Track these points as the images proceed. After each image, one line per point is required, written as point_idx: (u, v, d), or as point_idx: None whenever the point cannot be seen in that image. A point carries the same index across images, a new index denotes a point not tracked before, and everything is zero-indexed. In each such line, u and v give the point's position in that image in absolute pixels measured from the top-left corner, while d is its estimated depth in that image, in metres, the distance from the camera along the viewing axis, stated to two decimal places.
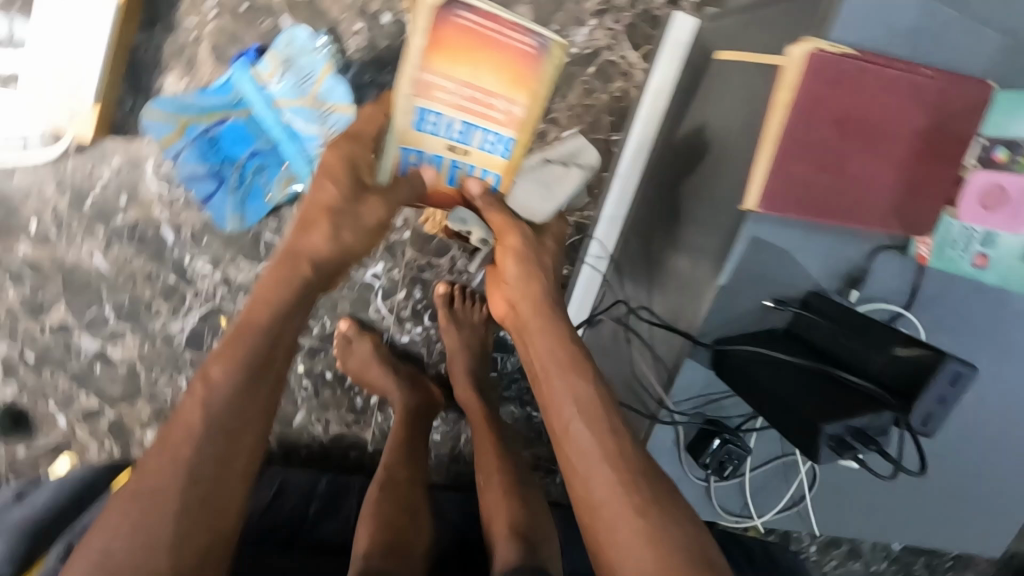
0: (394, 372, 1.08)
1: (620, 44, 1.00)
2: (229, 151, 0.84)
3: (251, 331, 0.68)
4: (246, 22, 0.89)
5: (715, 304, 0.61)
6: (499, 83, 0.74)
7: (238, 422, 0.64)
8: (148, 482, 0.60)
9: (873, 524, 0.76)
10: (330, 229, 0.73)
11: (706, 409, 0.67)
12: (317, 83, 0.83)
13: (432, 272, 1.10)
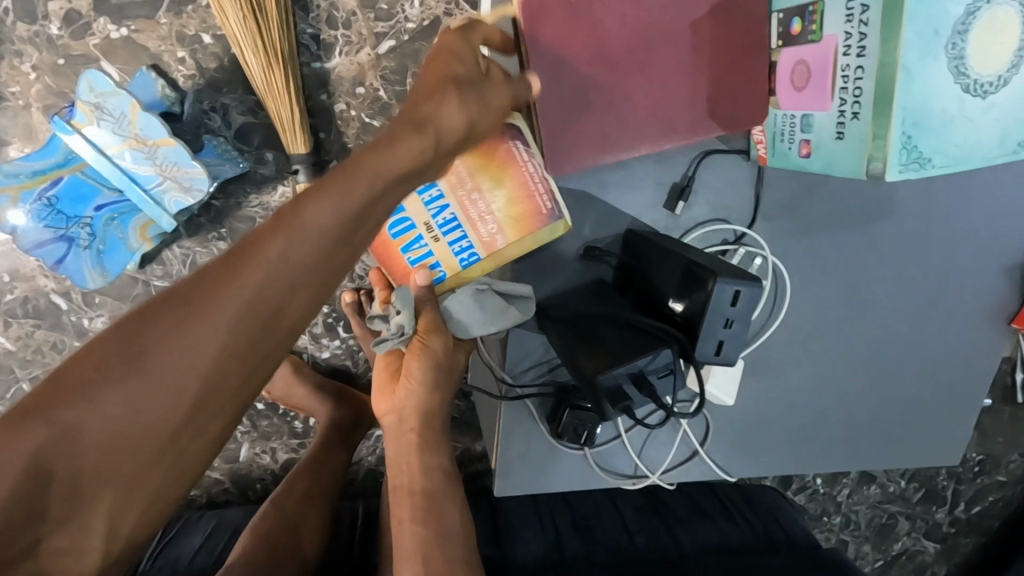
0: (320, 390, 1.06)
1: (458, 7, 0.95)
2: (72, 210, 0.83)
3: (368, 177, 0.46)
4: (69, 76, 0.88)
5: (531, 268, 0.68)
6: (503, 212, 0.61)
7: (244, 361, 0.44)
8: (101, 363, 0.42)
9: (782, 457, 0.75)
10: (457, 99, 0.51)
11: (552, 376, 0.68)
12: (134, 123, 0.81)
13: None
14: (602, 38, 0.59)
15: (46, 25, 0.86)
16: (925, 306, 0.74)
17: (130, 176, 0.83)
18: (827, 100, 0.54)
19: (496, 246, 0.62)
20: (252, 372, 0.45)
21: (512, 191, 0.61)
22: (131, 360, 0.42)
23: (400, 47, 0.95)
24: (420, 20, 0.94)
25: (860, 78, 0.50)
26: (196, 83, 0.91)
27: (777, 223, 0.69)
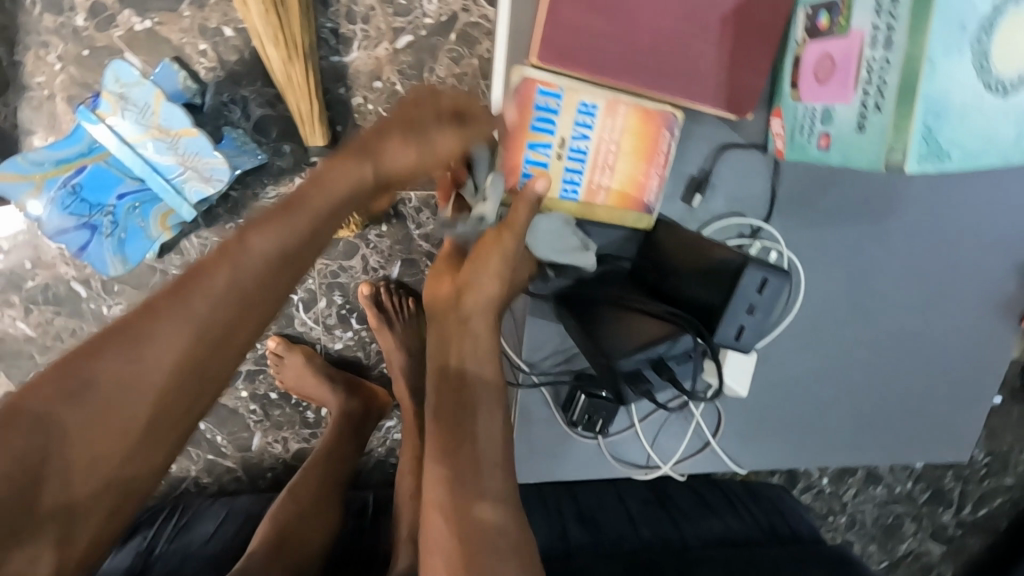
0: (332, 382, 1.07)
1: (475, 3, 0.96)
2: (96, 198, 0.85)
3: (321, 204, 0.57)
4: (93, 67, 0.90)
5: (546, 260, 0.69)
6: (621, 174, 0.66)
7: (201, 376, 0.51)
8: (50, 401, 0.45)
9: (793, 448, 0.76)
10: (413, 143, 0.59)
11: (570, 365, 0.69)
12: (158, 113, 0.83)
13: (347, 275, 1.07)
14: (627, 21, 0.60)
15: (72, 17, 0.88)
16: (933, 303, 0.75)
17: (152, 165, 0.85)
18: (849, 92, 0.55)
19: (593, 199, 0.66)
20: (217, 365, 0.52)
21: (635, 161, 0.66)
22: (124, 351, 0.48)
23: (417, 42, 0.96)
24: (437, 17, 0.95)
25: (885, 71, 0.51)
26: (217, 75, 0.93)
27: (791, 216, 0.70)
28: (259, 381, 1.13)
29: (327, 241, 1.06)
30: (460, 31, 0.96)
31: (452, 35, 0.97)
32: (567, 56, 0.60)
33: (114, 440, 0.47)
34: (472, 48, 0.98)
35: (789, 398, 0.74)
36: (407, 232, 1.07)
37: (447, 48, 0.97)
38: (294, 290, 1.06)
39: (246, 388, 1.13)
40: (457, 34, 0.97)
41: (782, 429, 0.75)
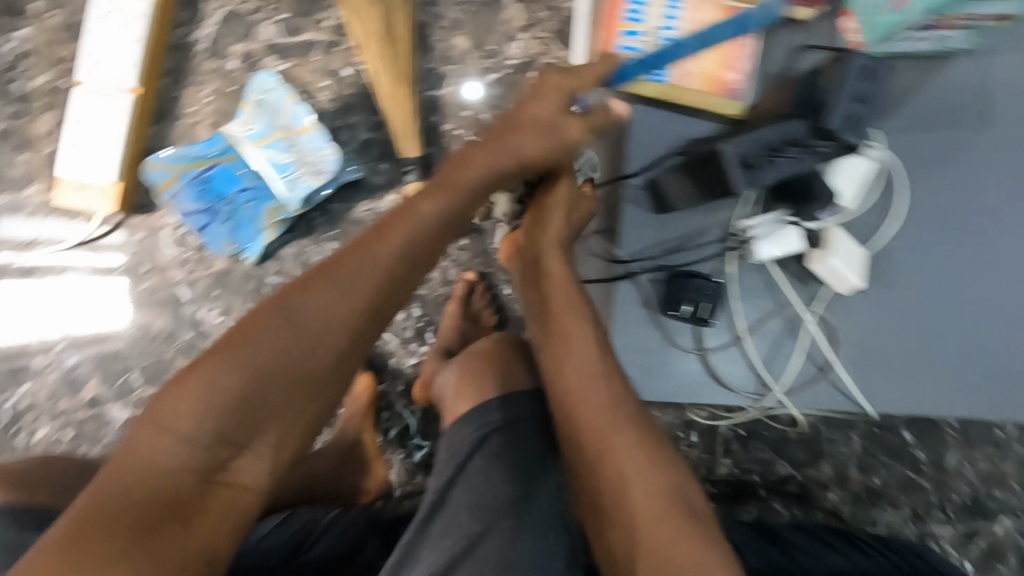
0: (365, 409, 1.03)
1: (552, 48, 1.11)
2: (217, 186, 0.96)
3: (357, 269, 0.63)
4: (236, 99, 1.08)
5: (638, 208, 0.68)
6: (704, 64, 0.69)
7: (334, 338, 0.60)
8: (244, 393, 0.56)
9: (880, 393, 0.71)
10: (540, 130, 0.68)
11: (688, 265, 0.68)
12: (286, 114, 0.97)
13: (426, 287, 1.11)
14: None
15: (227, 62, 1.07)
16: None
17: (283, 129, 0.97)
18: None
19: (681, 81, 0.69)
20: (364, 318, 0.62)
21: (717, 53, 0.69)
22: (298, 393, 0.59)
23: (501, 79, 1.11)
24: (519, 59, 1.11)
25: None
26: (332, 106, 1.09)
27: None
28: None
29: None
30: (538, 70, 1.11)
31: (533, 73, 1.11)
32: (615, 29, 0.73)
33: (298, 381, 0.59)
34: None
35: (892, 327, 0.71)
36: (485, 246, 1.11)
37: (527, 83, 1.11)
38: None
39: None
40: (535, 72, 1.11)
41: (884, 368, 0.71)
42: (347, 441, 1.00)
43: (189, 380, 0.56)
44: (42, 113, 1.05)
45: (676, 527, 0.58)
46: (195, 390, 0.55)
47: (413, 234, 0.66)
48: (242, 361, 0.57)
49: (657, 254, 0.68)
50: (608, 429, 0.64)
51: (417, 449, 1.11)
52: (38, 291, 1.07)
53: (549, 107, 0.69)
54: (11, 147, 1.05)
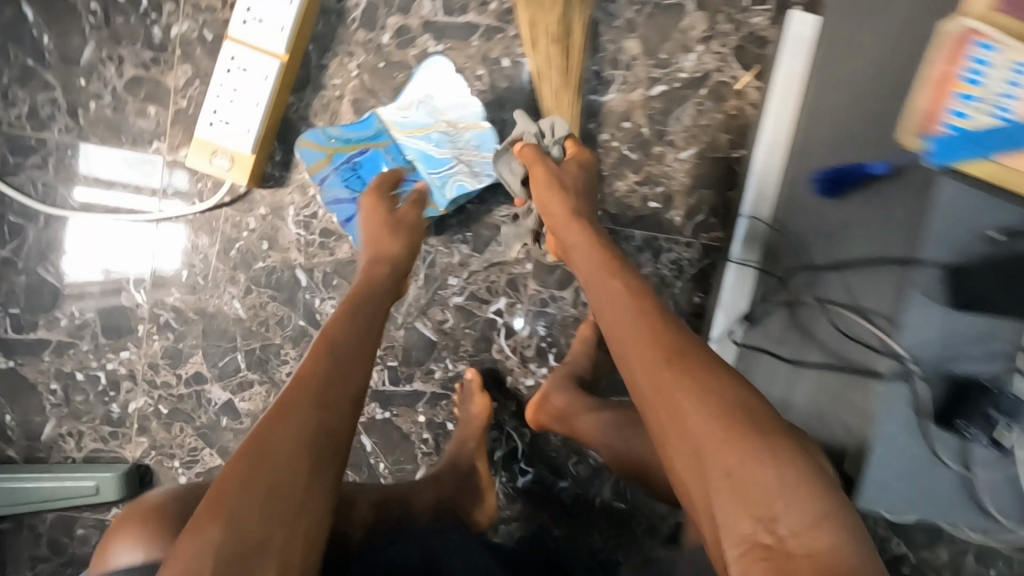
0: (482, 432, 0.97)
1: (729, 65, 1.02)
2: (365, 175, 0.89)
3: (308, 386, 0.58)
4: (384, 76, 0.99)
5: (920, 297, 0.53)
6: None
7: (295, 472, 0.53)
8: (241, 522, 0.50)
9: None
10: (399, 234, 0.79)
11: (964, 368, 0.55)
12: (451, 106, 0.89)
13: (556, 305, 1.03)
14: None
15: (380, 34, 0.98)
16: None
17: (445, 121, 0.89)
18: None
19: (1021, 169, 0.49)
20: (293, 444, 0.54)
21: None
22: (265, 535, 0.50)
23: (669, 92, 1.02)
24: (692, 73, 1.01)
25: None
26: (485, 98, 1.00)
27: None
28: (439, 407, 1.04)
29: (545, 267, 1.03)
30: (711, 88, 1.02)
31: (704, 90, 1.02)
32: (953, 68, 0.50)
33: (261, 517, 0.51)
34: (719, 103, 1.02)
35: None
36: None
37: (697, 100, 1.02)
38: (500, 312, 1.03)
39: (424, 411, 1.04)
40: (707, 90, 1.02)
41: None
42: (463, 466, 0.93)
43: (184, 539, 0.50)
44: (178, 64, 0.97)
45: (746, 450, 0.52)
46: (190, 545, 0.49)
47: (337, 353, 0.62)
48: (230, 515, 0.50)
49: (937, 357, 0.54)
50: (652, 371, 0.58)
51: (521, 474, 1.06)
52: (124, 240, 1.00)
53: (544, 167, 0.80)
54: (141, 97, 0.97)
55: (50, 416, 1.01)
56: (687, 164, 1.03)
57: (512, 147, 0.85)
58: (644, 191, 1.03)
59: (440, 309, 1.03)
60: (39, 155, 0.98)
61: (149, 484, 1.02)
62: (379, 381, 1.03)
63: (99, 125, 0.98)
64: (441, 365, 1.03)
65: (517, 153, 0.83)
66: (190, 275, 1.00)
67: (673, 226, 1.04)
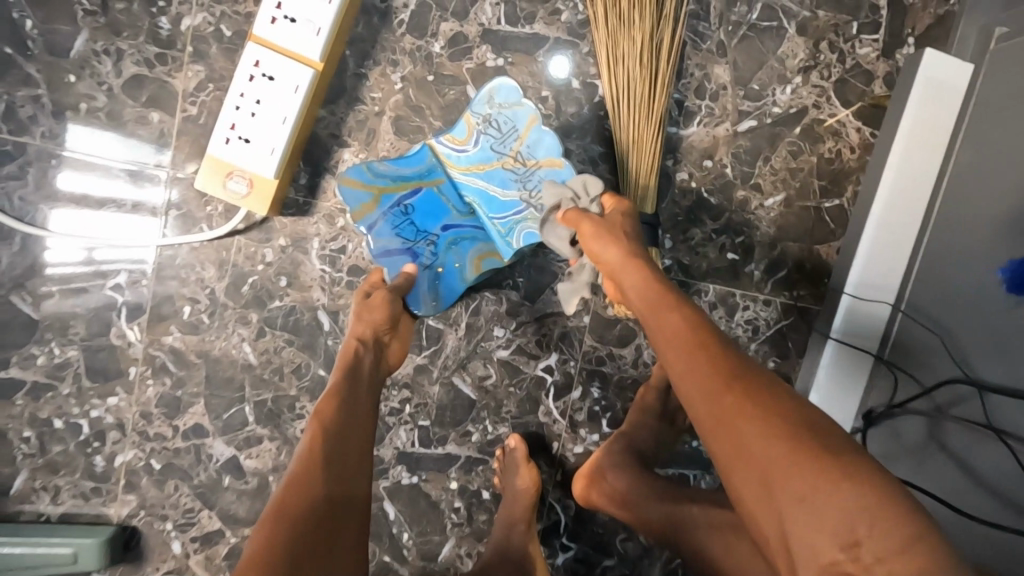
0: (527, 513, 0.84)
1: (829, 101, 0.88)
2: (419, 218, 0.80)
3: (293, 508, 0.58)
4: (432, 91, 0.84)
5: None
6: None
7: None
8: None
9: None
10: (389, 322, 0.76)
11: None
12: (519, 139, 0.77)
13: (614, 365, 0.90)
14: None
15: (431, 42, 0.84)
16: None
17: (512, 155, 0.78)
18: None
19: None
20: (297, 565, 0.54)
21: None
22: None
23: (759, 128, 0.88)
24: (786, 107, 0.88)
25: None
26: (549, 123, 0.86)
27: None
28: (474, 473, 0.91)
29: (604, 321, 0.90)
30: (806, 126, 0.89)
31: (798, 128, 0.89)
32: None
33: None
34: (814, 145, 0.89)
35: None
36: None
37: (789, 140, 0.89)
38: (550, 370, 0.90)
39: (457, 478, 0.91)
40: (802, 128, 0.89)
41: None
42: (514, 558, 0.80)
43: None
44: (188, 63, 0.82)
45: (819, 487, 0.43)
46: None
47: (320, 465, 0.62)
48: None
49: None
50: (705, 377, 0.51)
51: (562, 551, 0.93)
52: (113, 230, 0.84)
53: (592, 223, 0.68)
54: (143, 101, 0.82)
55: (20, 467, 0.86)
56: (772, 212, 0.90)
57: (556, 215, 0.73)
58: (721, 240, 0.90)
59: (482, 363, 0.89)
60: (17, 163, 0.82)
61: (135, 549, 0.89)
62: (407, 442, 0.90)
63: (91, 131, 0.82)
64: (478, 427, 0.90)
65: (561, 219, 0.72)
66: (193, 312, 0.86)
67: (752, 281, 0.91)
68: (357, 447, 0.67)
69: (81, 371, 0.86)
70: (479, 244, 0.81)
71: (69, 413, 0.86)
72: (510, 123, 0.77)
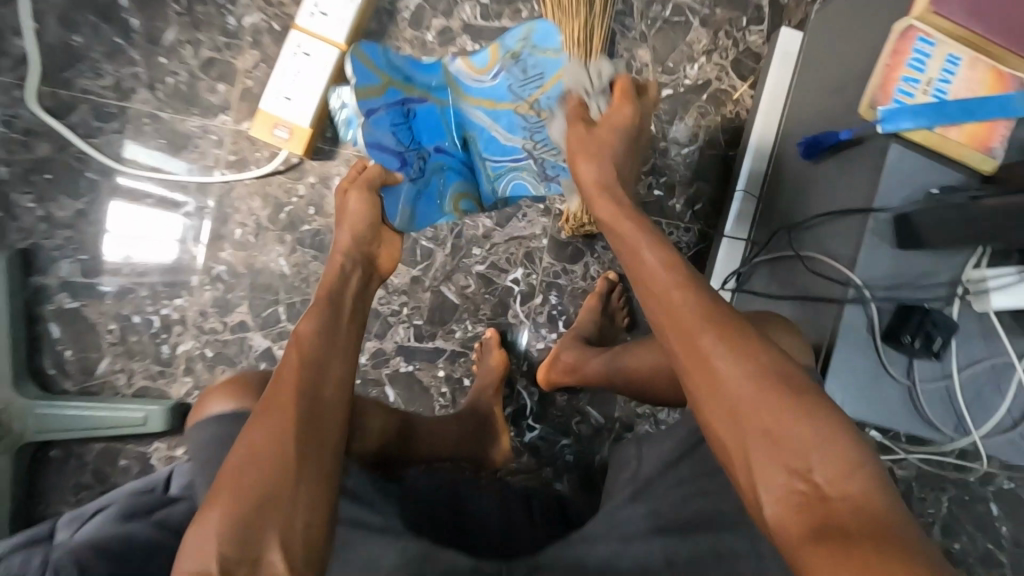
0: (494, 384, 1.07)
1: (728, 75, 1.16)
2: (421, 134, 1.04)
3: (288, 396, 0.64)
4: None
5: (873, 237, 0.66)
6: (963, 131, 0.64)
7: (287, 448, 0.60)
8: (250, 477, 0.58)
9: None
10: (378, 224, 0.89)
11: (898, 295, 0.66)
12: (538, 87, 1.00)
13: (567, 278, 1.15)
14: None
15: (425, 33, 1.13)
16: None
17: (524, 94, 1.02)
18: None
19: (945, 134, 0.64)
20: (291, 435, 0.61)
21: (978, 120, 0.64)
22: (264, 504, 0.56)
23: (675, 95, 1.16)
24: (695, 80, 1.16)
25: None
26: None
27: None
28: (458, 364, 1.15)
29: (559, 243, 1.16)
30: (711, 94, 1.16)
31: (704, 95, 1.16)
32: (904, 48, 0.64)
33: (262, 472, 0.58)
34: (718, 108, 1.16)
35: None
36: None
37: (698, 104, 1.16)
38: (517, 281, 1.15)
39: (444, 367, 1.15)
40: (708, 95, 1.16)
41: None
42: (482, 413, 1.04)
43: (189, 537, 0.55)
44: (248, 49, 1.11)
45: (774, 413, 0.55)
46: (210, 520, 0.55)
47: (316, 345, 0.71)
48: (237, 487, 0.57)
49: (890, 287, 0.65)
50: (716, 314, 0.60)
51: (528, 429, 1.16)
52: (153, 215, 1.12)
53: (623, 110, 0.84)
54: (213, 76, 1.11)
55: (105, 354, 1.11)
56: (688, 158, 1.16)
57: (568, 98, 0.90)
58: (650, 181, 1.16)
59: (463, 275, 1.15)
60: (119, 122, 1.11)
61: (190, 421, 1.12)
62: (405, 338, 1.14)
63: (175, 98, 1.11)
64: (461, 326, 1.15)
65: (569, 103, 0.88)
66: (243, 233, 1.12)
67: (674, 212, 1.16)
68: (336, 377, 0.70)
69: (156, 276, 1.12)
70: (460, 176, 1.07)
71: (145, 311, 1.12)
72: (539, 64, 1.00)
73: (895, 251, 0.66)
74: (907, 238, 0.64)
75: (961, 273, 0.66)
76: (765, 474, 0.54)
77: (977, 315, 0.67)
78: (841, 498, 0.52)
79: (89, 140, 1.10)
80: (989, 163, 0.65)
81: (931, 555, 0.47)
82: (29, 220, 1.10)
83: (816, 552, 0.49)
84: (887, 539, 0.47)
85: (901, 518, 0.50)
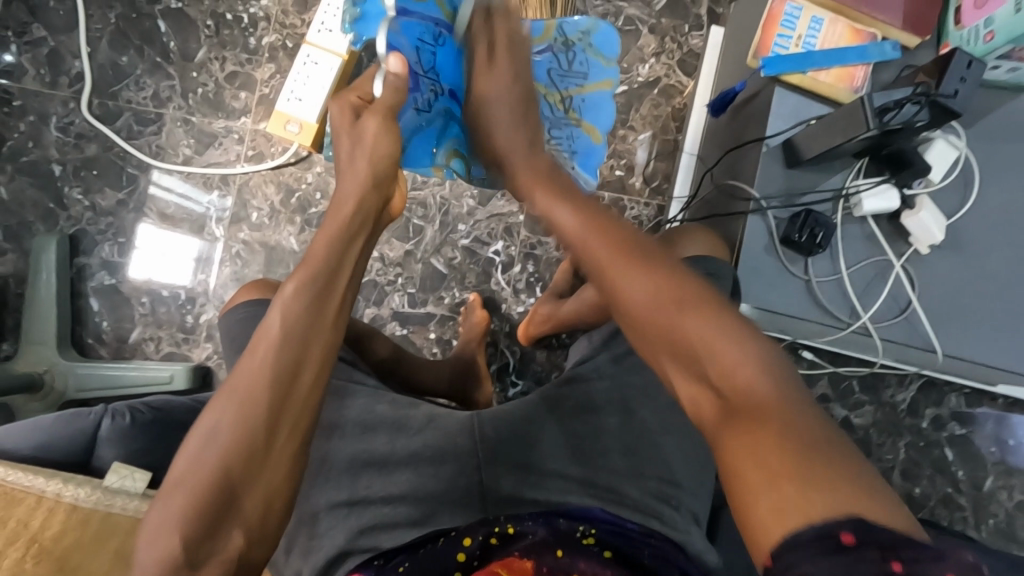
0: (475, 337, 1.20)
1: (675, 72, 1.35)
2: (441, 66, 0.81)
3: (256, 360, 0.58)
4: None
5: (767, 159, 0.82)
6: (831, 72, 0.81)
7: (255, 437, 0.56)
8: (207, 446, 0.56)
9: (950, 339, 0.83)
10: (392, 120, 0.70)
11: (794, 206, 0.82)
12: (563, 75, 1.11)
13: (542, 248, 1.30)
14: None
15: None
16: None
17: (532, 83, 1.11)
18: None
19: (817, 76, 0.81)
20: (260, 419, 0.57)
21: (843, 63, 0.81)
22: (228, 486, 0.55)
23: (630, 90, 1.35)
24: (646, 77, 1.35)
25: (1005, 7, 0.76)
26: None
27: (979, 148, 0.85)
28: (447, 326, 1.29)
29: (534, 218, 1.31)
30: (661, 88, 1.35)
31: (655, 90, 1.35)
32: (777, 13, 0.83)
33: (221, 450, 0.56)
34: (668, 99, 1.35)
35: (970, 288, 0.83)
36: None
37: (651, 97, 1.35)
38: (498, 252, 1.30)
39: (435, 329, 1.29)
40: (658, 90, 1.35)
41: (965, 324, 0.83)
42: (463, 359, 1.17)
43: (167, 479, 0.56)
44: (265, 63, 1.32)
45: (710, 326, 0.51)
46: (180, 478, 0.55)
47: (293, 314, 0.60)
48: (199, 460, 0.55)
49: (785, 200, 0.82)
50: (662, 284, 0.54)
51: (512, 384, 1.28)
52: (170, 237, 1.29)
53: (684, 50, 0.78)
54: (236, 85, 1.32)
55: (137, 324, 1.27)
56: (644, 143, 1.34)
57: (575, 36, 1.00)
58: (612, 163, 1.33)
59: (450, 248, 1.30)
60: (156, 125, 1.30)
61: (209, 383, 1.26)
62: (400, 304, 1.29)
63: (203, 104, 1.31)
64: (449, 293, 1.30)
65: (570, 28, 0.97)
66: (259, 216, 1.30)
67: (635, 189, 1.33)
68: (324, 340, 0.61)
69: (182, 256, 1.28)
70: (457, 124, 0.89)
71: (172, 285, 1.28)
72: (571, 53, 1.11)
73: (785, 171, 0.82)
74: (794, 155, 0.80)
75: (842, 184, 0.82)
76: (683, 375, 0.52)
77: (859, 222, 0.83)
78: (760, 397, 0.48)
79: (131, 141, 1.30)
80: (853, 96, 0.82)
81: (873, 479, 0.42)
82: (77, 209, 1.28)
83: (739, 435, 0.46)
84: (824, 463, 0.42)
85: (842, 440, 0.45)
